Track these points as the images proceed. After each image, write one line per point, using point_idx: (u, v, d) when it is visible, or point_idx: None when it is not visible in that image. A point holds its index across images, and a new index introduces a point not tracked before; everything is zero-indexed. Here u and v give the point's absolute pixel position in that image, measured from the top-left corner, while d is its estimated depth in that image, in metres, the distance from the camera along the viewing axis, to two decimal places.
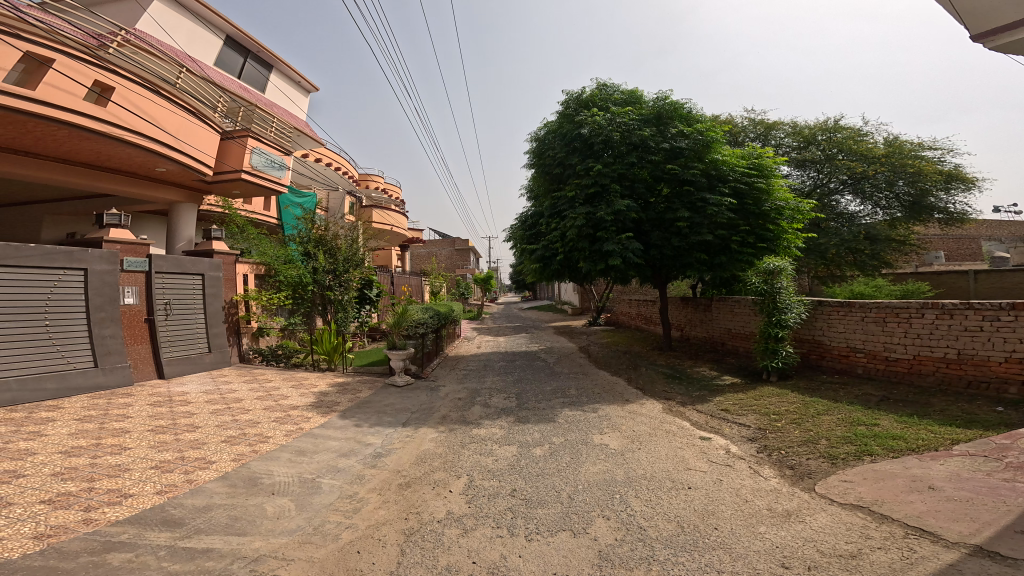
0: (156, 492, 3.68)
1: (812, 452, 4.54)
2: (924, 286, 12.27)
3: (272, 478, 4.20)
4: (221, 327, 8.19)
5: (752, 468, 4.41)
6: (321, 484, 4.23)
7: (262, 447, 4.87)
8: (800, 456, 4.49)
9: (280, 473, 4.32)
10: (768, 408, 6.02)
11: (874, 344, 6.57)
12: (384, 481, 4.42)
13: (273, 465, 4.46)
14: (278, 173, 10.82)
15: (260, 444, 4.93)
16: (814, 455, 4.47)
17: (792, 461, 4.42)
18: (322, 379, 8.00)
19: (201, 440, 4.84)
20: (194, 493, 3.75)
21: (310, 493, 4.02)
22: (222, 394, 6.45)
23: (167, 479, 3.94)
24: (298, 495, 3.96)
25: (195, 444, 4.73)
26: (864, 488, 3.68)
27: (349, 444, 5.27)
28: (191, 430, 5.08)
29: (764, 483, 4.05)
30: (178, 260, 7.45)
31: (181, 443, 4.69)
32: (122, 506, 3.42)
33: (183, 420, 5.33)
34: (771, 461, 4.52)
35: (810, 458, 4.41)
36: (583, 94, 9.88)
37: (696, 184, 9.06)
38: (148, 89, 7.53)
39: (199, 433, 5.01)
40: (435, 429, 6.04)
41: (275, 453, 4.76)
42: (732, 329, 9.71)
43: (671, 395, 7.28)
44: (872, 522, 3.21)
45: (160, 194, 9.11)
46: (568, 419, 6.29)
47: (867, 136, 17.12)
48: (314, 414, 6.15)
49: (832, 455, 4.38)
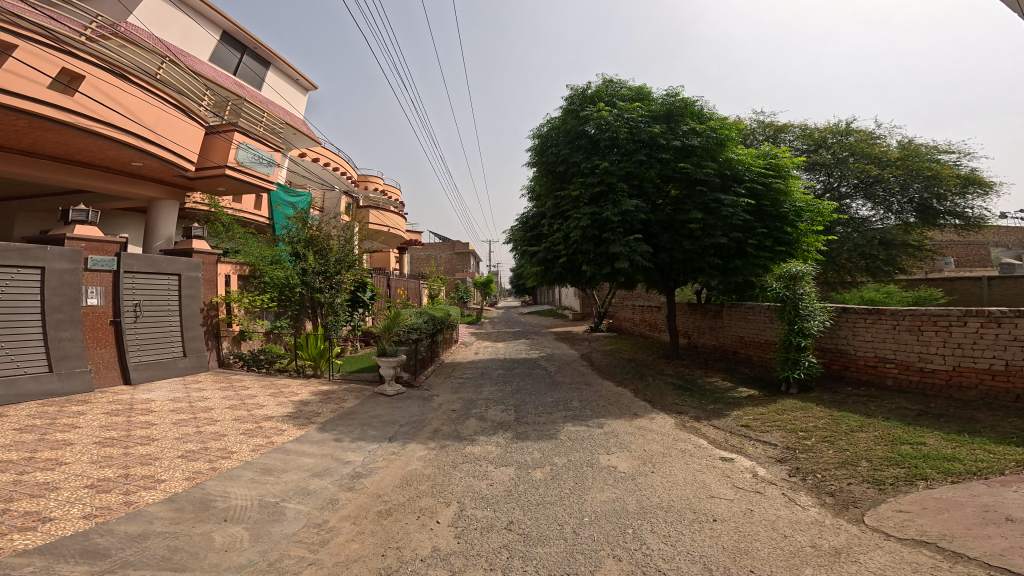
0: (83, 516, 3.18)
1: (854, 476, 3.98)
2: (937, 294, 11.84)
3: (228, 502, 3.66)
4: (198, 330, 7.60)
5: (786, 495, 3.85)
6: (284, 509, 3.68)
7: (223, 463, 4.32)
8: (840, 481, 3.94)
9: (238, 495, 3.78)
10: (794, 423, 5.45)
11: (907, 355, 5.98)
12: (360, 508, 3.87)
13: (232, 486, 3.92)
14: (266, 170, 10.28)
15: (222, 460, 4.38)
16: (856, 479, 3.91)
17: (831, 487, 3.87)
18: (305, 388, 7.41)
19: (154, 455, 4.28)
20: (131, 518, 3.24)
21: (270, 521, 3.48)
22: (191, 403, 5.88)
23: (102, 500, 3.42)
24: (255, 523, 3.42)
25: (146, 459, 4.18)
26: (926, 520, 3.11)
27: (324, 462, 4.70)
28: (146, 443, 4.52)
29: (803, 514, 3.50)
30: (151, 258, 6.90)
31: (129, 458, 4.14)
32: (35, 532, 2.93)
33: (139, 431, 4.77)
34: (807, 487, 3.95)
35: (852, 484, 3.85)
36: (588, 89, 9.41)
37: (708, 184, 8.55)
38: (122, 79, 7.01)
39: (153, 447, 4.45)
40: (424, 445, 5.48)
41: (237, 471, 4.21)
42: (744, 336, 9.16)
43: (682, 409, 6.69)
44: (944, 561, 2.68)
45: (135, 189, 8.58)
46: (570, 436, 5.72)
47: (880, 139, 16.64)
48: (290, 426, 5.57)
49: (879, 480, 3.82)
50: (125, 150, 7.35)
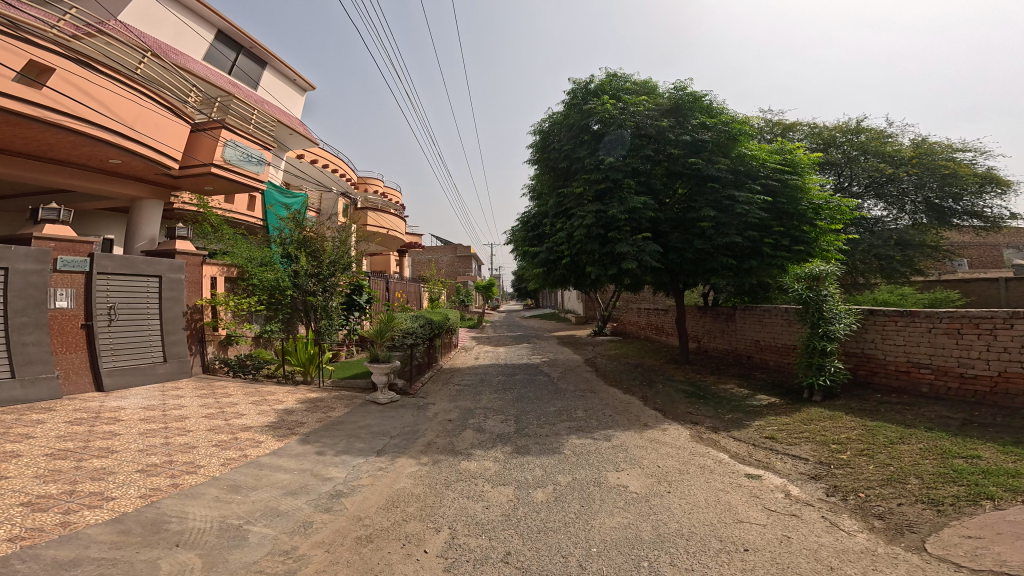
0: (6, 539, 2.74)
1: (903, 496, 3.58)
2: (955, 295, 11.33)
3: (184, 524, 3.22)
4: (181, 334, 7.19)
5: (827, 519, 3.43)
6: (248, 534, 3.22)
7: (187, 479, 3.88)
8: (888, 502, 3.53)
9: (196, 517, 3.33)
10: (825, 435, 4.97)
11: (944, 359, 5.50)
12: (336, 532, 3.41)
13: (191, 505, 3.47)
14: (255, 168, 9.92)
15: (186, 476, 3.94)
16: (907, 500, 3.51)
17: (878, 509, 3.48)
18: (291, 396, 6.96)
19: (109, 470, 3.84)
20: (63, 542, 2.79)
21: (229, 548, 3.02)
22: (164, 412, 5.43)
23: (35, 521, 2.98)
24: (211, 549, 2.97)
25: (98, 474, 3.73)
26: (1004, 548, 2.73)
27: (301, 479, 4.24)
28: (103, 456, 4.08)
29: (849, 542, 3.10)
30: (129, 259, 6.49)
31: (80, 473, 3.70)
32: None
33: (99, 442, 4.33)
34: (850, 509, 3.54)
35: (904, 505, 3.46)
36: (592, 82, 8.97)
37: (720, 180, 8.07)
38: (97, 73, 6.62)
39: (110, 460, 4.01)
40: (415, 460, 5.01)
41: (201, 488, 3.76)
42: (760, 340, 8.66)
43: (697, 419, 6.19)
44: None
45: (115, 187, 8.21)
46: (575, 451, 5.24)
47: (892, 138, 16.10)
48: (268, 437, 5.11)
49: (936, 500, 3.43)
50: (101, 147, 6.99)
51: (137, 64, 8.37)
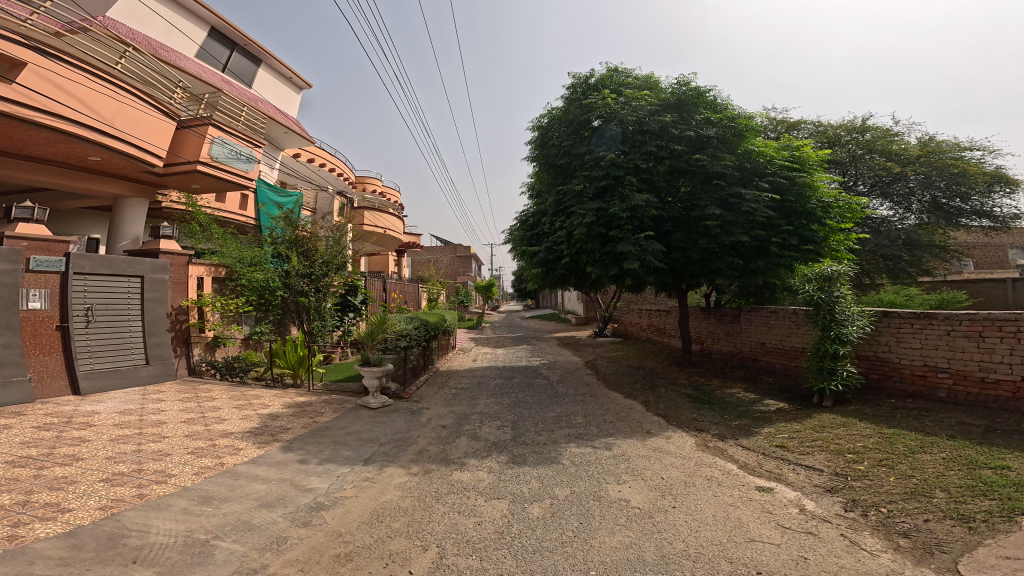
0: None
1: (929, 511, 3.29)
2: (963, 296, 11.04)
3: (144, 539, 2.94)
4: (165, 336, 6.92)
5: (847, 538, 3.14)
6: (214, 551, 2.94)
7: (154, 490, 3.60)
8: (913, 518, 3.24)
9: (159, 531, 3.05)
10: (839, 444, 4.68)
11: (964, 363, 5.22)
12: (313, 550, 3.13)
13: (155, 518, 3.20)
14: (244, 166, 9.67)
15: (155, 486, 3.66)
16: (934, 516, 3.22)
17: (902, 526, 3.19)
18: (278, 400, 6.69)
19: (70, 479, 3.57)
20: (4, 559, 2.52)
21: (191, 567, 2.74)
22: (140, 416, 5.16)
23: None
24: (171, 568, 2.69)
25: (58, 483, 3.47)
26: None
27: (280, 489, 3.96)
28: (67, 464, 3.81)
29: (873, 563, 2.82)
30: (108, 258, 6.23)
31: (38, 482, 3.43)
32: None
33: (64, 449, 4.05)
34: (871, 526, 3.25)
35: (931, 521, 3.17)
36: (592, 77, 8.69)
37: (727, 177, 7.78)
38: (72, 67, 6.35)
39: (73, 468, 3.74)
40: (404, 470, 4.73)
41: (169, 500, 3.48)
42: (766, 342, 8.39)
43: (703, 426, 5.91)
44: None
45: (97, 186, 7.97)
46: (575, 460, 4.96)
47: (898, 136, 15.81)
48: (248, 444, 4.83)
49: (966, 516, 3.14)
50: (77, 143, 6.72)
51: (117, 59, 8.07)
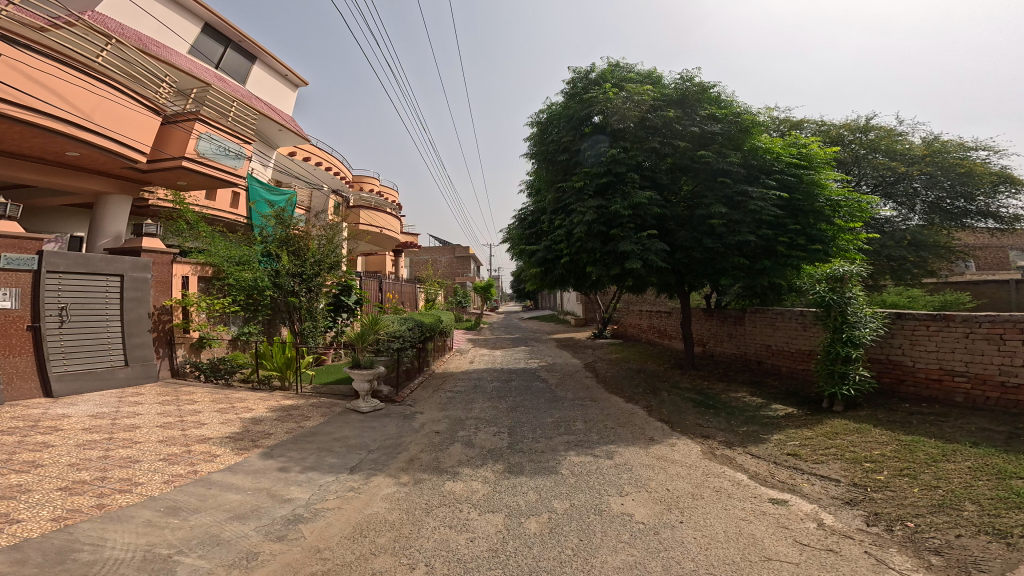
0: None
1: (961, 526, 3.02)
2: (966, 299, 10.66)
3: (98, 553, 2.69)
4: (146, 337, 6.63)
5: (872, 555, 2.88)
6: (175, 567, 2.67)
7: (117, 500, 3.35)
8: (944, 534, 2.98)
9: (115, 545, 2.80)
10: (855, 451, 4.41)
11: (983, 367, 4.97)
12: (285, 567, 2.85)
13: (113, 531, 2.95)
14: (233, 162, 9.41)
15: (117, 495, 3.41)
16: (968, 531, 2.96)
17: (932, 543, 2.92)
18: (263, 403, 6.41)
19: (25, 488, 3.33)
20: None
21: None
22: (114, 420, 4.90)
23: None
24: None
25: (11, 493, 3.23)
26: None
27: (255, 500, 3.68)
28: (24, 472, 3.56)
29: None
30: (84, 257, 5.97)
31: None
32: None
33: (24, 456, 3.81)
34: (897, 542, 2.99)
35: (964, 537, 2.91)
36: (592, 72, 8.44)
37: (732, 175, 7.53)
38: (47, 60, 6.07)
39: (31, 477, 3.50)
40: (394, 479, 4.45)
41: (132, 511, 3.23)
42: (772, 345, 8.13)
43: (708, 433, 5.64)
44: None
45: (76, 182, 7.70)
46: (574, 470, 4.69)
47: (902, 136, 15.59)
48: (226, 451, 4.56)
49: (1002, 530, 2.88)
50: (53, 137, 6.46)
51: (98, 52, 7.80)
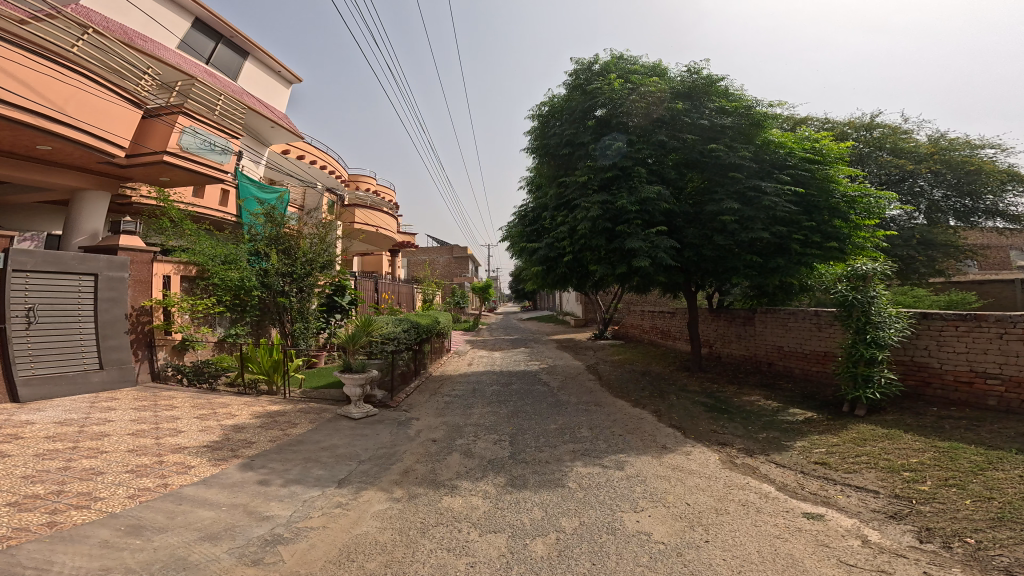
0: None
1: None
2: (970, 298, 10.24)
3: None
4: (123, 339, 6.25)
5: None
6: None
7: (71, 517, 2.97)
8: (1011, 551, 2.63)
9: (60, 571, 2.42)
10: (890, 460, 4.06)
11: (1019, 368, 4.64)
12: None
13: (61, 554, 2.57)
14: (219, 158, 9.02)
15: (72, 512, 3.03)
16: None
17: (1000, 561, 2.57)
18: (248, 409, 6.02)
19: None
20: None
21: None
22: (81, 428, 4.51)
23: None
24: None
25: None
26: None
27: (230, 518, 3.30)
28: None
29: None
30: (56, 256, 5.62)
31: None
32: None
33: None
34: (961, 562, 2.64)
35: None
36: (595, 64, 8.08)
37: (744, 169, 7.20)
38: (16, 47, 5.69)
39: None
40: (386, 494, 4.08)
41: (87, 531, 2.85)
42: (784, 346, 7.78)
43: (724, 440, 5.29)
44: None
45: (49, 176, 7.29)
46: (583, 483, 4.32)
47: (908, 133, 15.33)
48: (202, 461, 4.17)
49: None
50: (22, 130, 6.06)
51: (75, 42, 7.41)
